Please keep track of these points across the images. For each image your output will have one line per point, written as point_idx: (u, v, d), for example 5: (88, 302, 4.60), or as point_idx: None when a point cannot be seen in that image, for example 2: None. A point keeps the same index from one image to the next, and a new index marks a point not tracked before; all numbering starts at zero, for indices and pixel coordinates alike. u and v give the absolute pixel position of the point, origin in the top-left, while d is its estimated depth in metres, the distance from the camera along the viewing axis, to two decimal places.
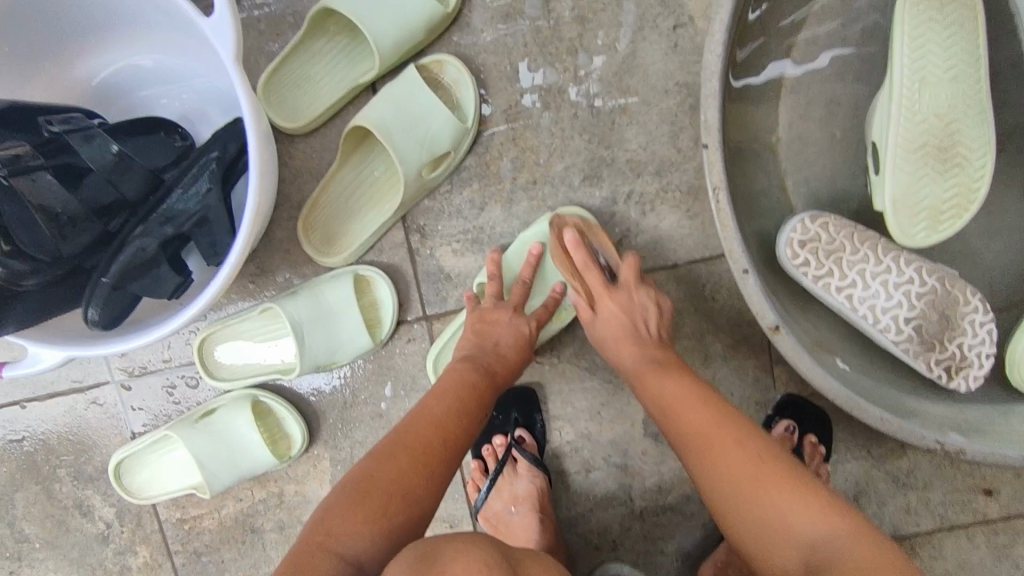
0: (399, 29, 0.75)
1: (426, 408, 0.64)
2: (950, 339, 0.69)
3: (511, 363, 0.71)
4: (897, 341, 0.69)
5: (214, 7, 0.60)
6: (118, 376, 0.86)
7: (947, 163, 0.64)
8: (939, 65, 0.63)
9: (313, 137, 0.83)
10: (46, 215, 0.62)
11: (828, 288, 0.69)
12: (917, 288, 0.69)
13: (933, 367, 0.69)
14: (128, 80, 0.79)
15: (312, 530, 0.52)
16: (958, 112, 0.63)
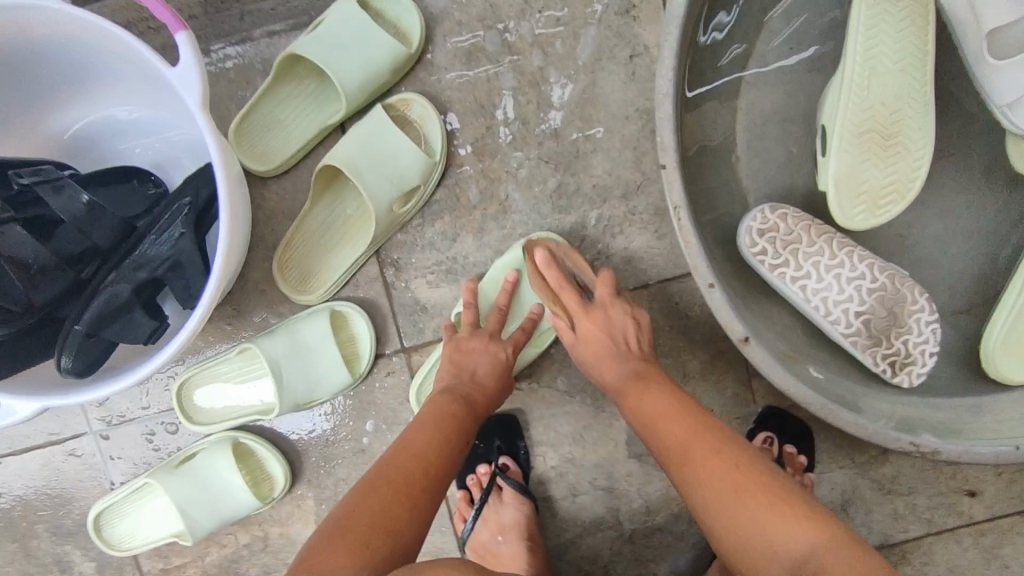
0: (366, 72, 0.78)
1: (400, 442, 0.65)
2: (896, 336, 0.72)
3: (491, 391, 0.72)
4: (846, 333, 0.72)
5: (180, 57, 0.62)
6: (96, 427, 0.85)
7: (888, 149, 0.67)
8: (890, 54, 0.67)
9: (286, 178, 0.84)
10: (17, 265, 0.63)
11: (783, 277, 0.71)
12: (868, 284, 0.71)
13: (878, 361, 0.72)
14: (101, 132, 0.80)
15: (297, 570, 0.51)
16: (902, 100, 0.67)
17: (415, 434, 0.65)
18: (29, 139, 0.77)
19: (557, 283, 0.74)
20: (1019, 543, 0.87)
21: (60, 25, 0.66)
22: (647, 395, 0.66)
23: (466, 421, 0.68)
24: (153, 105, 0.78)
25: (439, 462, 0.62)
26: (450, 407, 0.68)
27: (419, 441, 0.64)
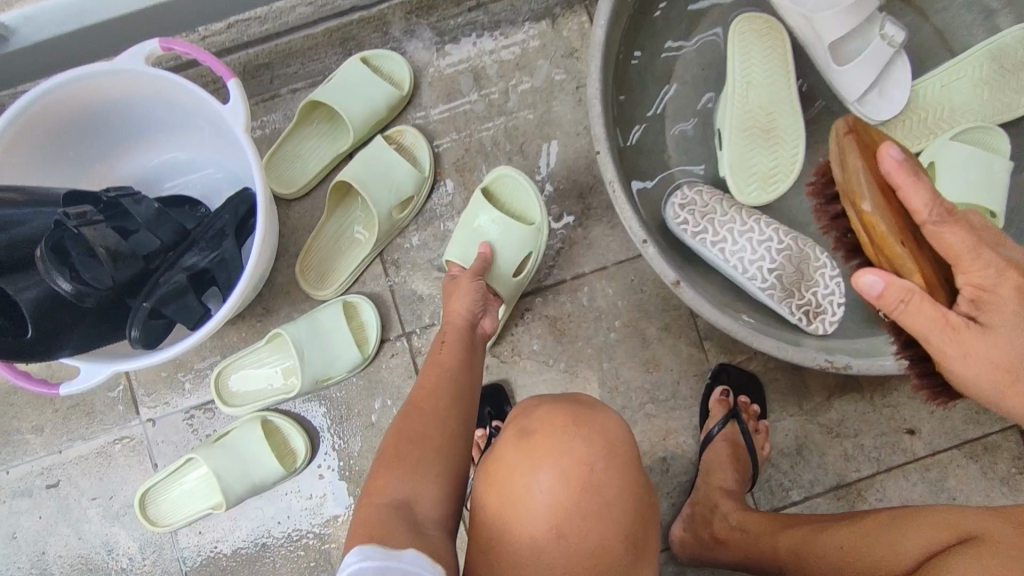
0: (368, 110, 1.00)
1: (395, 440, 0.65)
2: (806, 289, 0.87)
3: (472, 364, 0.76)
4: (763, 288, 0.87)
5: (230, 98, 0.85)
6: (145, 416, 0.99)
7: (770, 139, 0.92)
8: (760, 75, 0.93)
9: (306, 200, 1.04)
10: (107, 252, 0.79)
11: (704, 242, 0.87)
12: (777, 246, 0.87)
13: (794, 311, 0.87)
14: (161, 172, 1.01)
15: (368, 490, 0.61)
16: (774, 104, 0.93)
17: (414, 418, 0.67)
18: (109, 169, 0.98)
19: (929, 209, 0.52)
20: (960, 475, 0.97)
21: (149, 84, 0.87)
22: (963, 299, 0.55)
23: (458, 396, 0.71)
24: (207, 146, 0.99)
25: (447, 442, 0.66)
26: (439, 391, 0.70)
27: (420, 429, 0.66)
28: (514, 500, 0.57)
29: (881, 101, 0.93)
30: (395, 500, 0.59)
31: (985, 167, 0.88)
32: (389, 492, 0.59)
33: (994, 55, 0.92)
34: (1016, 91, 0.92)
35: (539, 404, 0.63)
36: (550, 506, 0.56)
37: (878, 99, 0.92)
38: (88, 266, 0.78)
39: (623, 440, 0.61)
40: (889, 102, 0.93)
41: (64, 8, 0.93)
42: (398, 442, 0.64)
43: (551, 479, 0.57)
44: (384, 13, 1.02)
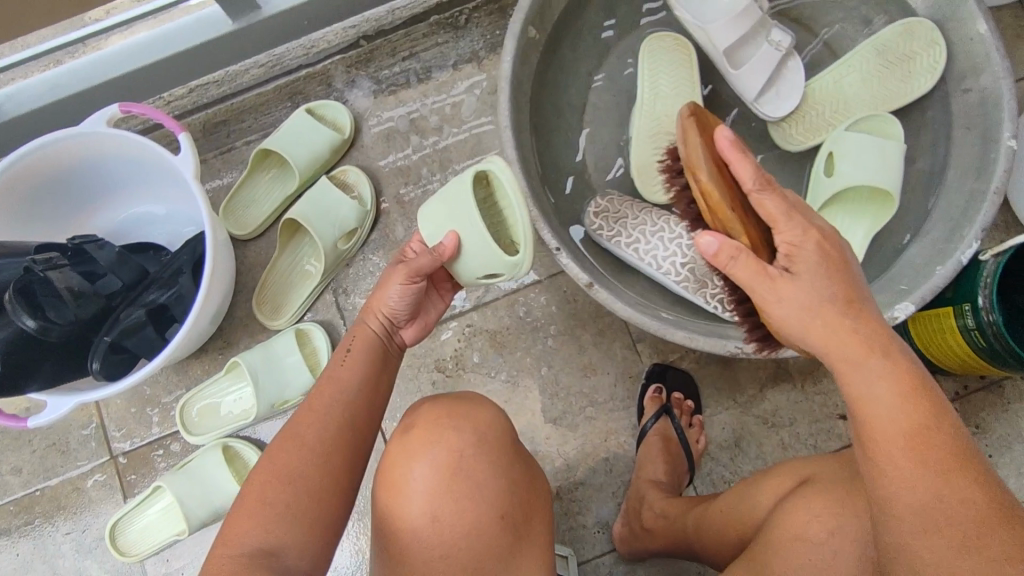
0: (314, 153, 1.10)
1: (265, 475, 0.63)
2: (719, 279, 0.93)
3: (372, 384, 0.73)
4: (678, 281, 0.94)
5: (182, 152, 0.95)
6: (115, 451, 1.05)
7: (673, 144, 1.02)
8: (667, 87, 1.03)
9: (262, 240, 1.13)
10: (68, 292, 0.88)
11: (619, 245, 0.95)
12: (687, 241, 0.93)
13: (710, 300, 0.93)
14: (130, 223, 1.10)
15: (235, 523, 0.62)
16: (678, 113, 1.03)
17: (288, 453, 0.64)
18: (82, 223, 1.08)
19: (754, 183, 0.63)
20: None
21: (110, 143, 0.97)
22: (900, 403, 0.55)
23: (342, 426, 0.68)
24: (169, 196, 1.08)
25: (326, 477, 0.64)
26: (324, 420, 0.67)
27: (294, 468, 0.63)
28: (398, 483, 0.64)
29: (777, 100, 1.05)
30: (252, 548, 0.59)
31: (878, 152, 0.94)
32: (248, 541, 0.59)
33: (878, 51, 1.05)
34: (901, 79, 1.03)
35: (427, 400, 0.70)
36: (429, 485, 0.63)
37: (776, 98, 1.05)
38: (52, 305, 0.88)
39: (499, 434, 0.68)
40: (785, 99, 1.05)
41: (44, 83, 1.07)
42: (264, 477, 0.63)
43: (427, 471, 0.63)
44: (329, 69, 1.18)
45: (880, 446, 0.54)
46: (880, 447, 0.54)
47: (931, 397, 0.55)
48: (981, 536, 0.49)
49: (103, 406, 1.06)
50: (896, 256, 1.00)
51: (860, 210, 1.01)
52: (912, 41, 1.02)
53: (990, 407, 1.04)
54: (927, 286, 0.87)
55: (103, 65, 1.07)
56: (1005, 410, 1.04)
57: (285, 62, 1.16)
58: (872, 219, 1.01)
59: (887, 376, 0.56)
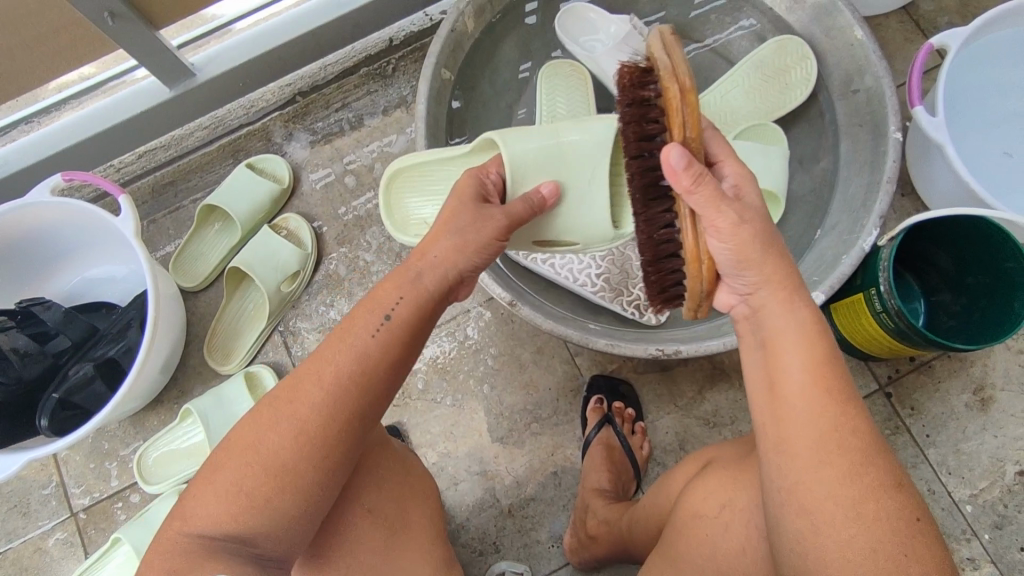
0: (252, 204, 1.16)
1: (235, 460, 0.60)
2: (633, 286, 1.00)
3: (399, 363, 0.64)
4: (594, 290, 0.99)
5: (123, 213, 1.01)
6: (77, 508, 1.07)
7: None
8: (565, 109, 1.08)
9: (211, 290, 1.17)
10: (15, 352, 0.93)
11: (535, 260, 0.98)
12: (599, 253, 1.01)
13: (626, 307, 0.99)
14: (85, 286, 1.15)
15: (197, 502, 0.60)
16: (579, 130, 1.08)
17: (267, 435, 0.60)
18: (38, 287, 1.13)
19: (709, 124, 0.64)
20: None
21: (56, 211, 1.03)
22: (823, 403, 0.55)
23: (347, 422, 0.61)
24: (119, 256, 1.13)
25: (307, 471, 0.60)
26: (326, 405, 0.60)
27: (271, 448, 0.59)
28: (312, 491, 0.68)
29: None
30: (203, 535, 0.58)
31: (763, 153, 1.00)
32: (206, 523, 0.58)
33: (757, 66, 1.12)
34: (780, 92, 1.11)
35: None
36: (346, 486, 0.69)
37: None
38: (1, 366, 0.93)
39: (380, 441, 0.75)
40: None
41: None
42: (233, 460, 0.60)
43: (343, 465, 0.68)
44: (267, 125, 1.26)
45: (785, 400, 0.57)
46: (784, 402, 0.57)
47: (829, 345, 0.58)
48: (866, 475, 0.53)
49: (63, 463, 1.09)
50: (809, 250, 1.05)
51: None
52: (786, 55, 1.11)
53: (923, 388, 1.07)
54: (835, 275, 0.93)
55: (51, 139, 1.14)
56: (938, 389, 1.07)
57: (227, 122, 1.24)
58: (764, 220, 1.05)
59: (784, 331, 0.59)
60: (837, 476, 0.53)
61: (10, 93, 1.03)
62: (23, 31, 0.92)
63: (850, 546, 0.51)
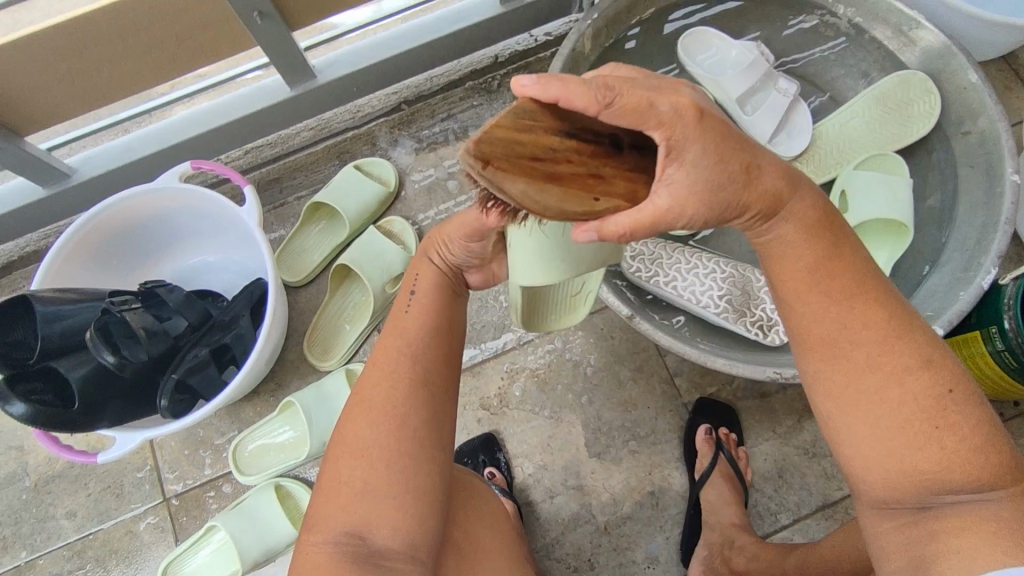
0: (362, 205, 1.18)
1: (345, 463, 0.63)
2: (756, 308, 1.00)
3: (442, 325, 0.72)
4: (718, 312, 1.00)
5: (247, 204, 1.03)
6: (169, 494, 1.08)
7: None
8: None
9: (311, 286, 1.19)
10: (145, 331, 0.95)
11: (658, 283, 1.02)
12: (720, 275, 1.02)
13: (750, 328, 0.99)
14: (187, 274, 1.17)
15: (321, 506, 0.63)
16: None
17: (359, 421, 0.64)
18: (147, 273, 1.15)
19: (595, 111, 0.44)
20: None
21: (180, 198, 1.06)
22: (835, 309, 0.54)
23: (413, 386, 0.66)
24: (227, 248, 1.16)
25: (399, 443, 0.63)
26: (392, 376, 0.66)
27: (369, 433, 0.64)
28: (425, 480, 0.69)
29: (789, 141, 1.14)
30: (335, 537, 0.61)
31: (887, 186, 1.03)
32: (333, 529, 0.61)
33: (877, 98, 1.13)
34: (902, 124, 1.12)
35: None
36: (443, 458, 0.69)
37: (787, 139, 1.14)
38: (131, 342, 0.93)
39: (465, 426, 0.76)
40: (796, 140, 1.15)
41: (117, 147, 1.17)
42: (339, 456, 0.64)
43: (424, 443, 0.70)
44: (372, 130, 1.29)
45: (801, 300, 0.55)
46: (801, 300, 0.55)
47: (836, 233, 0.55)
48: (888, 364, 0.52)
49: (158, 449, 1.10)
50: (919, 285, 1.04)
51: (878, 240, 1.09)
52: (910, 89, 1.11)
53: None
54: (952, 310, 0.92)
55: (169, 130, 1.17)
56: None
57: (333, 125, 1.28)
58: (891, 248, 1.08)
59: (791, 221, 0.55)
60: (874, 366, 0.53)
61: (144, 85, 1.07)
62: (174, 23, 0.96)
63: (898, 428, 0.52)
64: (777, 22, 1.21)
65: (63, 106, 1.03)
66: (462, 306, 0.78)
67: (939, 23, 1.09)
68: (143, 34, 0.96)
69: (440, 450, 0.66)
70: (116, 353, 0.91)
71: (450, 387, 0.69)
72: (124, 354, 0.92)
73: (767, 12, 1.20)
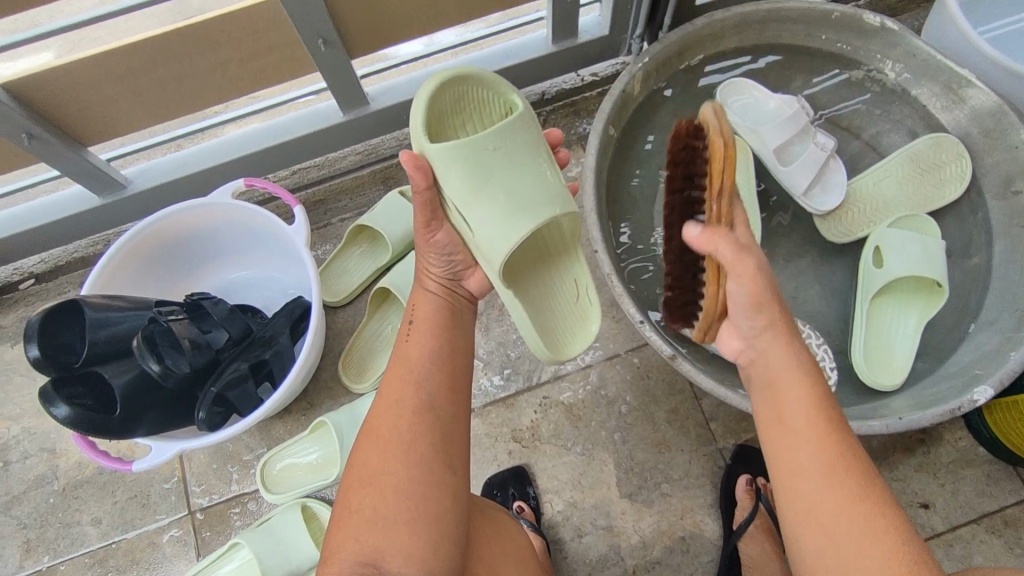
0: (403, 230, 1.18)
1: (358, 492, 0.64)
2: None
3: (444, 348, 0.73)
4: None
5: (296, 224, 1.05)
6: (195, 507, 1.08)
7: None
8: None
9: (348, 307, 1.21)
10: (192, 342, 0.95)
11: None
12: None
13: None
14: (230, 288, 1.20)
15: (334, 535, 0.64)
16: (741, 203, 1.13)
17: (369, 449, 0.66)
18: (192, 284, 1.17)
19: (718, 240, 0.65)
20: (985, 551, 1.00)
21: (232, 214, 1.08)
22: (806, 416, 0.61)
23: (419, 411, 0.67)
24: (270, 264, 1.18)
25: (408, 470, 0.64)
26: (400, 403, 0.67)
27: (379, 462, 0.65)
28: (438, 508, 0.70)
29: (824, 196, 1.13)
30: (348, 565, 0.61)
31: (923, 249, 1.01)
32: (347, 558, 0.61)
33: (912, 158, 1.14)
34: (934, 185, 1.12)
35: None
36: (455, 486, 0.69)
37: (822, 193, 1.13)
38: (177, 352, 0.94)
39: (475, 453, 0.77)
40: (831, 196, 1.13)
41: (172, 161, 1.20)
42: (353, 486, 0.65)
43: None
44: None
45: (791, 446, 0.60)
46: (789, 446, 0.61)
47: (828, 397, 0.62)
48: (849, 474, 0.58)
49: (187, 460, 1.10)
50: (964, 343, 1.03)
51: (908, 300, 1.07)
52: (942, 152, 1.12)
53: None
54: (1003, 370, 0.90)
55: (222, 147, 1.20)
56: None
57: (381, 151, 1.30)
58: (921, 309, 1.06)
59: (788, 380, 0.63)
60: (840, 499, 0.57)
61: (205, 103, 1.10)
62: (243, 46, 1.00)
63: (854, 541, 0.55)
64: (823, 75, 1.21)
65: (126, 119, 1.07)
66: (467, 317, 0.82)
67: (989, 84, 1.09)
68: (213, 56, 0.99)
69: (452, 476, 0.67)
70: (162, 362, 0.91)
71: (458, 409, 0.70)
72: (170, 363, 0.92)
73: (814, 65, 1.21)
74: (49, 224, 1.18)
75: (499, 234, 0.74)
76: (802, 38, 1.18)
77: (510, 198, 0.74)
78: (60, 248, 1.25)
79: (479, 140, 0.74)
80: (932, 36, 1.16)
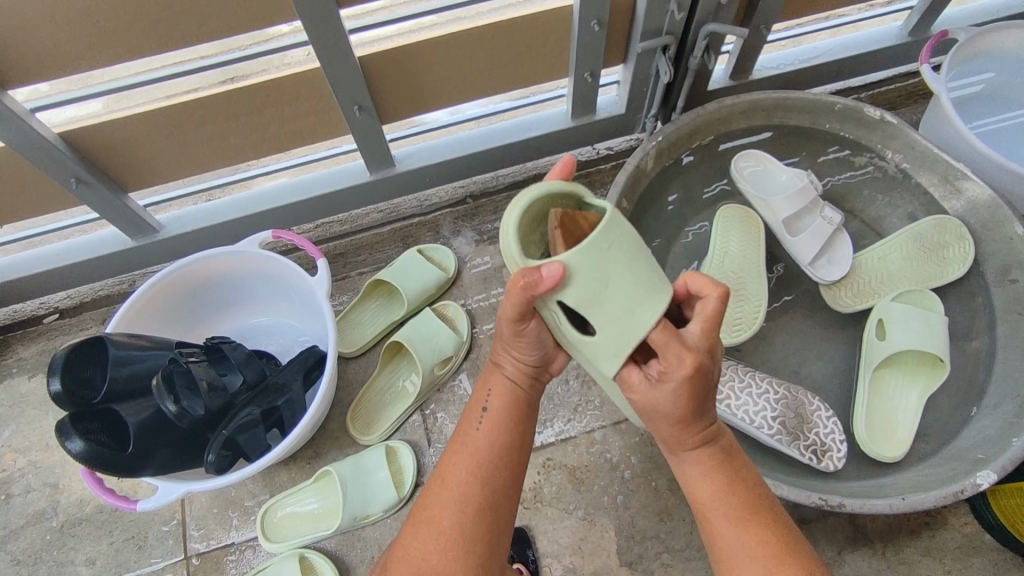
0: (420, 287, 1.23)
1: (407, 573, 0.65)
2: (810, 432, 1.02)
3: (516, 442, 0.74)
4: (771, 434, 1.00)
5: (319, 274, 1.09)
6: (191, 552, 1.07)
7: (737, 295, 1.15)
8: (736, 248, 1.19)
9: (361, 358, 1.23)
10: (208, 384, 0.98)
11: None
12: (773, 395, 1.04)
13: (804, 452, 1.00)
14: (249, 333, 1.23)
15: None
16: (746, 271, 1.17)
17: (419, 539, 0.67)
18: (213, 327, 1.21)
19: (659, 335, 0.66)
20: None
21: (258, 263, 1.13)
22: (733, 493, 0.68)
23: (482, 507, 0.68)
24: (289, 312, 1.22)
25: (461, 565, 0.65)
26: (461, 497, 0.68)
27: (435, 550, 0.66)
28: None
29: (829, 267, 1.17)
30: None
31: (924, 322, 1.04)
32: None
33: (914, 237, 1.18)
34: (937, 263, 1.15)
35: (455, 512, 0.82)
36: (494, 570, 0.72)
37: (828, 265, 1.18)
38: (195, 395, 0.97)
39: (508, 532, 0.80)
40: (836, 268, 1.17)
41: (204, 210, 1.26)
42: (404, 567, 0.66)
43: None
44: (438, 219, 1.38)
45: (710, 523, 0.68)
46: (708, 524, 0.69)
47: (737, 478, 0.69)
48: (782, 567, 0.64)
49: (188, 504, 1.10)
50: (968, 426, 1.04)
51: (910, 372, 1.09)
52: (945, 234, 1.16)
53: None
54: (1006, 456, 0.91)
55: (253, 199, 1.26)
56: None
57: (402, 211, 1.37)
58: (924, 384, 1.08)
59: (697, 470, 0.69)
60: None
61: (243, 157, 1.17)
62: (286, 108, 1.08)
63: None
64: (827, 161, 1.28)
65: (168, 169, 1.13)
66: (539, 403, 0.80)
67: (985, 177, 1.15)
68: (254, 116, 1.07)
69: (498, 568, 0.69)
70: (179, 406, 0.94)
71: (515, 505, 0.71)
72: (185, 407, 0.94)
73: (819, 151, 1.28)
74: (80, 263, 1.22)
75: (627, 336, 0.68)
76: (807, 127, 1.25)
77: (638, 291, 0.69)
78: (87, 285, 1.30)
79: (612, 245, 0.70)
80: (929, 129, 1.23)
